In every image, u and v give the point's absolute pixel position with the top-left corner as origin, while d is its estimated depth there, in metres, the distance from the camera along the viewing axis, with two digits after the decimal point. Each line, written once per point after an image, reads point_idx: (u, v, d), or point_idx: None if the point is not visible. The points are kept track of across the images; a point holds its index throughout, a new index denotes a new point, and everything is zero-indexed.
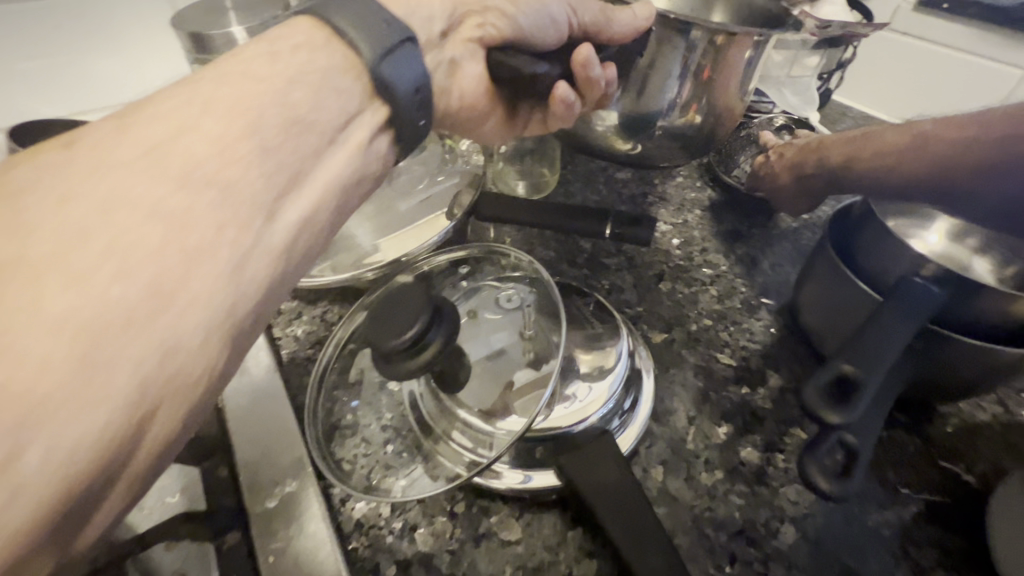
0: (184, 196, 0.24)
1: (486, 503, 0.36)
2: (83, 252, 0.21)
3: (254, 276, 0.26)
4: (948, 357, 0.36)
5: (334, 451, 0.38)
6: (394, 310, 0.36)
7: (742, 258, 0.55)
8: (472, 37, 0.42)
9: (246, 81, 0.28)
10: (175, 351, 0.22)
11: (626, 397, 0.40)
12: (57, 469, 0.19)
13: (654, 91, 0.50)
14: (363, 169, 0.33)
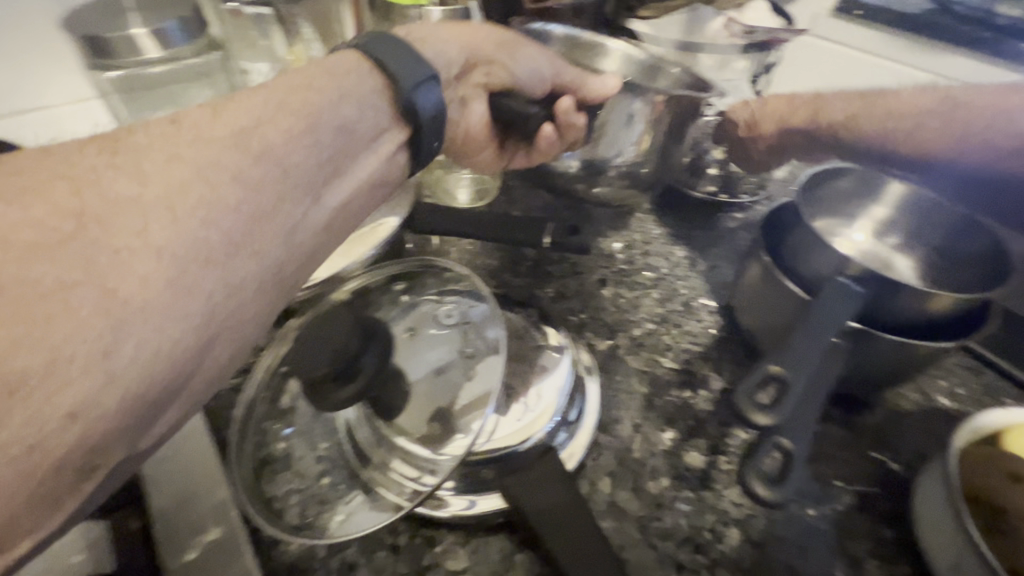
0: (260, 167, 0.26)
1: (430, 533, 0.35)
2: (173, 191, 0.24)
3: (299, 249, 0.28)
4: (876, 352, 0.37)
5: (264, 489, 0.36)
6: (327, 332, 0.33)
7: (683, 260, 0.55)
8: (477, 84, 0.45)
9: (321, 81, 0.31)
10: (234, 296, 0.25)
11: (570, 408, 0.39)
12: (132, 377, 0.21)
13: (609, 141, 0.50)
14: (387, 176, 0.34)
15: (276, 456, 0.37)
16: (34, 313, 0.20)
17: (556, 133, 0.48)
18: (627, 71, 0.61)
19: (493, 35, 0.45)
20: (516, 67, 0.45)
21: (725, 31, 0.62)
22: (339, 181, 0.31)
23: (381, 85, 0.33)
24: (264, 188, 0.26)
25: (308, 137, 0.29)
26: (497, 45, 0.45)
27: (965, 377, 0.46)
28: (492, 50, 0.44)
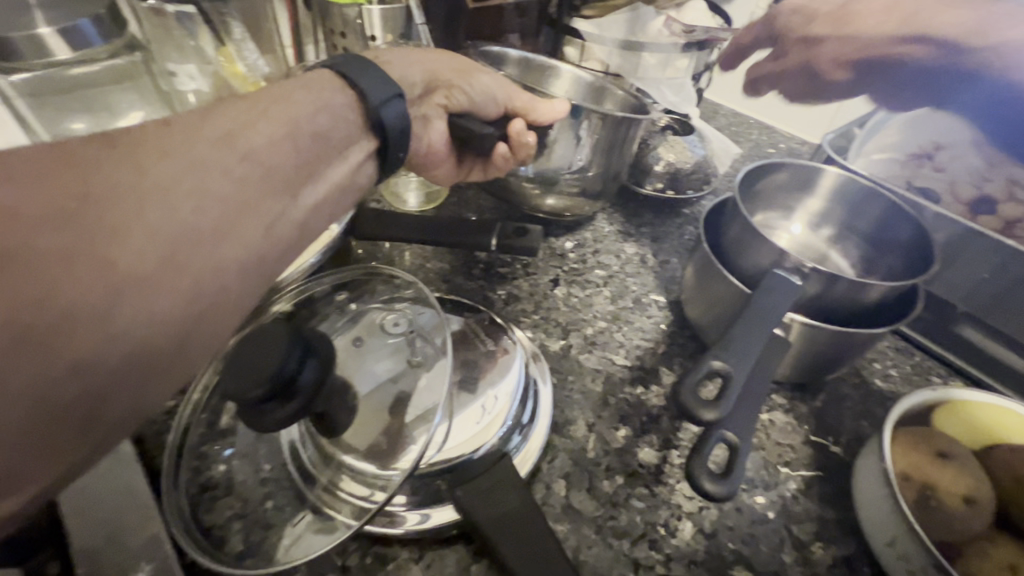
0: (245, 164, 0.25)
1: (382, 551, 0.34)
2: (172, 172, 0.23)
3: (288, 243, 0.27)
4: (815, 340, 0.39)
5: (203, 518, 0.34)
6: (265, 348, 0.31)
7: (634, 257, 0.56)
8: (439, 102, 0.42)
9: (309, 88, 0.31)
10: (226, 282, 0.23)
11: (523, 411, 0.39)
12: (126, 346, 0.20)
13: (557, 157, 0.51)
14: (354, 188, 0.33)
15: (216, 481, 0.35)
16: (29, 281, 0.18)
17: (509, 151, 0.48)
18: (576, 94, 0.63)
19: (449, 58, 0.43)
20: (472, 86, 0.43)
21: (666, 30, 0.63)
22: (323, 179, 0.29)
23: (352, 99, 0.32)
24: (258, 177, 0.25)
25: (297, 135, 0.28)
26: (454, 67, 0.43)
27: (897, 359, 0.49)
28: (449, 70, 0.42)
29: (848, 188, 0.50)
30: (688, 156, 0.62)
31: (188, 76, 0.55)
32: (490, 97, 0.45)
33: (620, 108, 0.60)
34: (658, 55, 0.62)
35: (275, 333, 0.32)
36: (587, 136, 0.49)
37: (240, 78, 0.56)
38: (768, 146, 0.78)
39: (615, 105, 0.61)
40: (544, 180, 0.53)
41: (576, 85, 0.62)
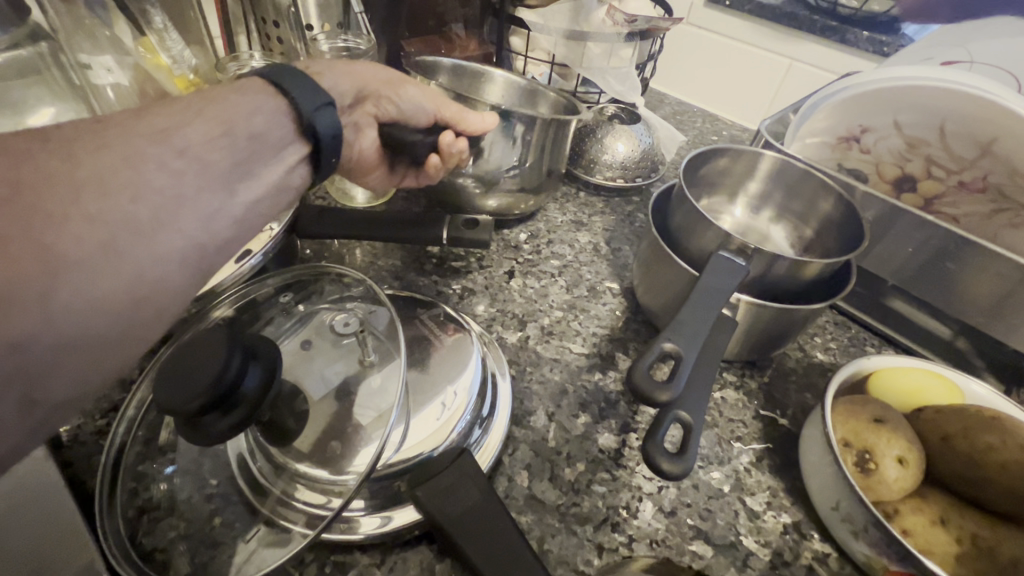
0: (180, 161, 0.24)
1: (341, 559, 0.32)
2: (107, 163, 0.22)
3: (229, 240, 0.25)
4: (760, 319, 0.40)
5: (142, 542, 0.31)
6: (207, 355, 0.30)
7: (587, 245, 0.57)
8: (370, 111, 0.42)
9: (247, 89, 0.29)
10: (167, 269, 0.23)
11: (483, 405, 0.38)
12: (65, 325, 0.20)
13: (491, 158, 0.50)
14: (288, 192, 0.31)
15: (156, 501, 0.33)
16: None
17: (441, 162, 0.47)
18: (509, 98, 0.62)
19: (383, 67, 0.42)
20: (404, 92, 0.42)
21: (610, 20, 0.62)
22: (262, 177, 0.28)
23: (283, 106, 0.30)
24: (195, 173, 0.24)
25: (235, 134, 0.27)
26: (385, 75, 0.41)
27: (836, 332, 0.52)
28: (385, 79, 0.41)
29: (786, 172, 0.53)
30: (636, 143, 0.62)
31: (105, 69, 0.48)
32: (420, 110, 0.43)
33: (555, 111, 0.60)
34: (603, 45, 0.64)
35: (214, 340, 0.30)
36: (521, 138, 0.49)
37: (164, 72, 0.52)
38: (711, 134, 0.80)
39: (547, 109, 0.61)
40: (486, 181, 0.52)
41: (510, 90, 0.62)
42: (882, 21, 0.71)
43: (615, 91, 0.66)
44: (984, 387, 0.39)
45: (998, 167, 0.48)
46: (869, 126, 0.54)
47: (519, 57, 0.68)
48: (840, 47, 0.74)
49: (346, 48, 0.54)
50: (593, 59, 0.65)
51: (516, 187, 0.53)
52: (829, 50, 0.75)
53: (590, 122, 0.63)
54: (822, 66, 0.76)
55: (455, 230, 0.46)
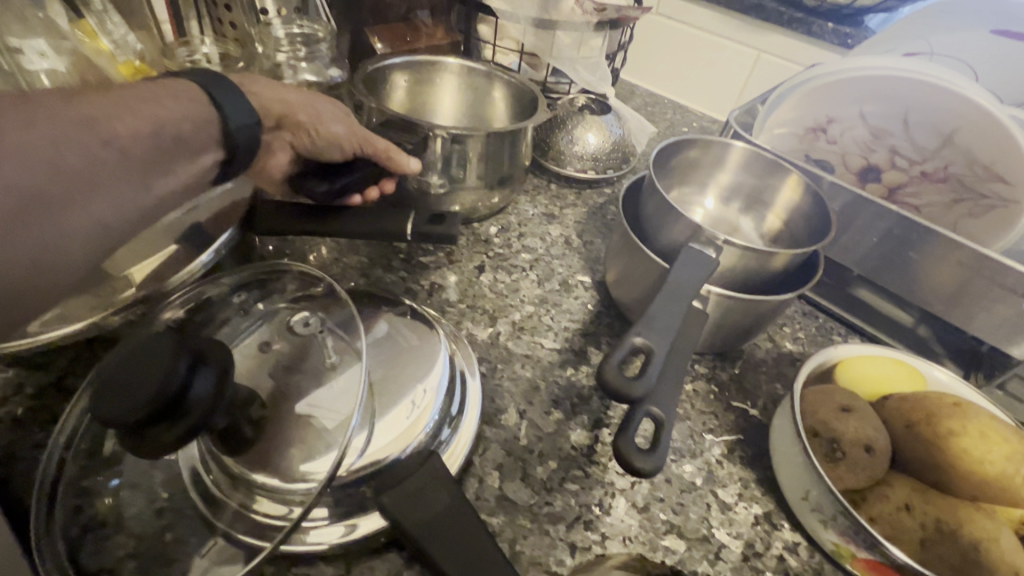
0: (97, 154, 0.23)
1: (303, 570, 0.31)
2: (32, 141, 0.21)
3: (132, 229, 0.26)
4: (730, 311, 0.40)
5: (85, 562, 0.30)
6: (149, 359, 0.27)
7: (558, 239, 0.56)
8: (288, 139, 0.43)
9: (183, 88, 0.28)
10: (70, 246, 0.23)
11: (451, 404, 0.37)
12: None
13: (460, 148, 0.48)
14: (196, 189, 0.30)
15: (101, 517, 0.31)
16: None
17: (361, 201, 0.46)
18: (470, 82, 0.61)
19: (317, 102, 0.44)
20: (328, 122, 0.43)
21: (579, 9, 0.60)
22: (172, 177, 0.27)
23: (215, 117, 0.29)
24: (108, 169, 0.24)
25: (161, 135, 0.26)
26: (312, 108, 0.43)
27: (804, 322, 0.52)
28: (311, 111, 0.43)
29: (755, 161, 0.53)
30: (607, 134, 0.62)
31: (38, 54, 0.44)
32: (336, 143, 0.44)
33: (512, 99, 0.60)
34: (573, 34, 0.63)
35: (156, 342, 0.28)
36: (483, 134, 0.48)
37: (106, 57, 0.49)
38: (682, 125, 0.80)
39: (502, 94, 0.60)
40: (452, 177, 0.50)
41: (465, 75, 0.60)
42: (846, 13, 0.72)
43: (586, 81, 0.66)
44: (946, 373, 0.40)
45: (958, 156, 0.49)
46: (834, 116, 0.55)
47: (489, 46, 0.67)
48: (807, 38, 0.74)
49: (302, 33, 0.52)
50: (562, 49, 0.64)
51: (482, 184, 0.51)
52: (796, 42, 0.75)
53: (561, 113, 0.62)
54: (790, 58, 0.77)
55: (419, 224, 0.44)
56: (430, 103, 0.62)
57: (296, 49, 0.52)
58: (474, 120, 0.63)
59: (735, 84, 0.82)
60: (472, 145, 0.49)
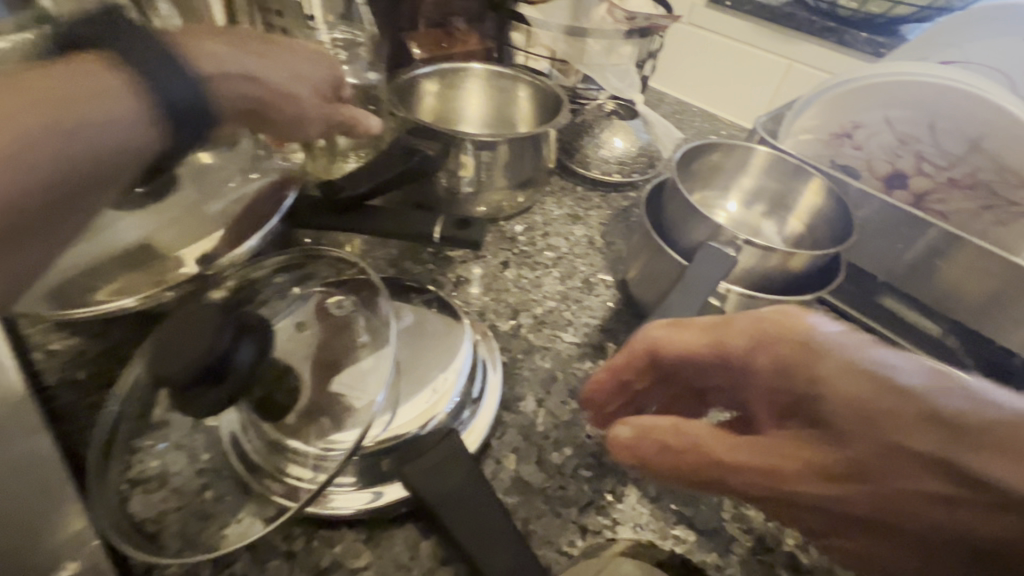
0: (25, 187, 0.24)
1: (329, 533, 0.33)
2: None
3: (69, 243, 0.27)
4: (748, 312, 0.41)
5: (133, 510, 0.32)
6: (202, 329, 0.30)
7: (581, 239, 0.57)
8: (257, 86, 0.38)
9: (100, 81, 0.27)
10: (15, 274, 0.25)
11: (472, 387, 0.39)
12: None
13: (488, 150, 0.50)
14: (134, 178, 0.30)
15: (148, 474, 0.34)
16: None
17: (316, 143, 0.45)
18: (497, 84, 0.63)
19: (278, 57, 0.45)
20: (302, 87, 0.47)
21: (610, 17, 0.63)
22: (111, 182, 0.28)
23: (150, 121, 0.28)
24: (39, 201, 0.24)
25: (78, 152, 0.26)
26: (273, 61, 0.45)
27: None
28: (285, 74, 0.45)
29: (780, 166, 0.53)
30: (633, 139, 0.63)
31: None
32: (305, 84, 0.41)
33: (539, 101, 0.62)
34: (603, 42, 0.65)
35: (207, 317, 0.31)
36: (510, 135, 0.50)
37: None
38: (710, 133, 0.81)
39: (528, 95, 0.62)
40: (480, 178, 0.52)
41: (490, 79, 0.62)
42: (881, 23, 0.72)
43: (614, 88, 0.67)
44: None
45: (986, 162, 0.49)
46: (861, 122, 0.55)
47: (520, 53, 0.70)
48: (839, 49, 0.74)
49: (344, 39, 0.56)
50: (592, 57, 0.66)
51: (509, 184, 0.54)
52: (829, 52, 0.75)
53: (588, 118, 0.64)
54: (822, 68, 0.76)
55: (447, 230, 0.48)
56: (458, 106, 0.65)
57: (338, 53, 0.56)
58: (503, 121, 0.66)
59: (765, 94, 0.82)
60: (498, 150, 0.51)
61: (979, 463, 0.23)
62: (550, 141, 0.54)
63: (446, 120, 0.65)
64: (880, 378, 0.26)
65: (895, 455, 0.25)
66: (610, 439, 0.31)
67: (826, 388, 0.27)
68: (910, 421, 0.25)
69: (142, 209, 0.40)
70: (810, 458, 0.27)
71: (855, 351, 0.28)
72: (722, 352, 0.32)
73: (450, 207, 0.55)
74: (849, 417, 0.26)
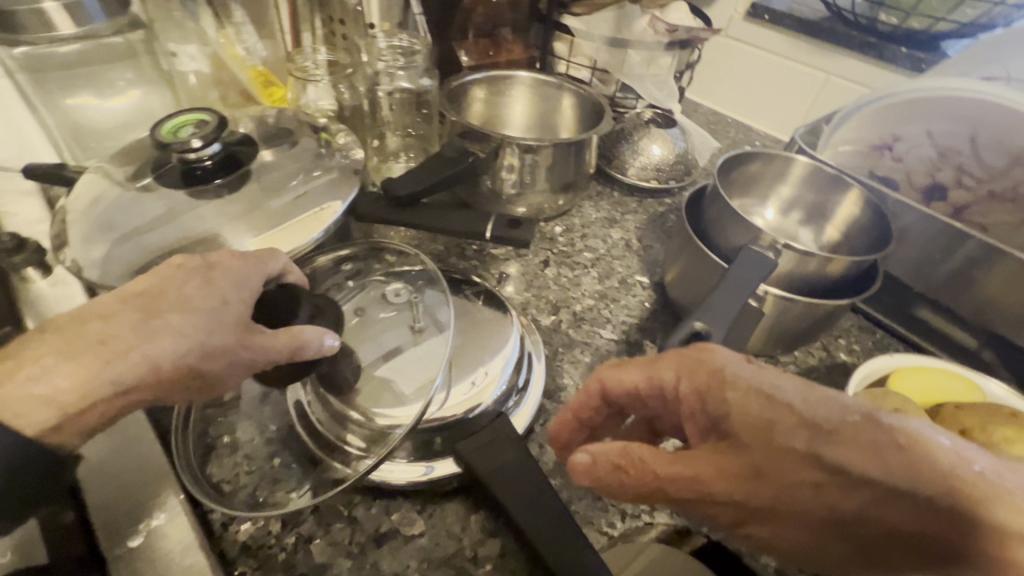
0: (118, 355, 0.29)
1: (387, 501, 0.36)
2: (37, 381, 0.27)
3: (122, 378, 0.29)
4: (785, 314, 0.42)
5: (211, 473, 0.35)
6: (288, 306, 0.34)
7: (618, 242, 0.59)
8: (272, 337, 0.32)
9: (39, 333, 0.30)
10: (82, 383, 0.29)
11: (519, 376, 0.41)
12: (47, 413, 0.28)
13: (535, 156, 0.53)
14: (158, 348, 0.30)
15: (223, 441, 0.37)
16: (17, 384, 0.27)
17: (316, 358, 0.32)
18: (540, 92, 0.66)
19: (144, 323, 0.30)
20: (160, 355, 0.30)
21: (651, 29, 0.65)
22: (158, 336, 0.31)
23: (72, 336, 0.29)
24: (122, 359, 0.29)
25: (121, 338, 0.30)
26: (191, 322, 0.31)
27: (860, 335, 0.53)
28: (132, 370, 0.29)
29: (819, 176, 0.55)
30: (671, 147, 0.65)
31: (189, 57, 0.54)
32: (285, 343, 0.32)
33: (582, 109, 0.64)
34: (644, 53, 0.67)
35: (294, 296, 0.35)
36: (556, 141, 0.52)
37: (239, 62, 0.57)
38: (744, 143, 0.83)
39: (571, 103, 0.65)
40: (524, 181, 0.55)
41: (534, 87, 0.65)
42: (921, 38, 0.72)
43: (654, 97, 0.69)
44: (1001, 388, 0.41)
45: None
46: (900, 134, 0.56)
47: (561, 61, 0.72)
48: (877, 63, 0.75)
49: (401, 46, 0.57)
50: (632, 67, 0.68)
51: (551, 188, 0.56)
52: (866, 66, 0.76)
53: (627, 126, 0.66)
54: (859, 81, 0.77)
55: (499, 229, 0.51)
56: (503, 112, 0.67)
57: (396, 60, 0.57)
58: (543, 127, 0.68)
59: (800, 106, 0.84)
60: (542, 157, 0.53)
61: (851, 461, 0.25)
62: (592, 147, 0.56)
63: (491, 125, 0.68)
64: (773, 396, 0.27)
65: (779, 456, 0.25)
66: (570, 466, 0.29)
67: (729, 404, 0.27)
68: (797, 428, 0.26)
69: (218, 199, 0.43)
70: (726, 466, 0.26)
71: (753, 372, 0.28)
72: (652, 382, 0.31)
73: (496, 209, 0.58)
74: (752, 430, 0.26)
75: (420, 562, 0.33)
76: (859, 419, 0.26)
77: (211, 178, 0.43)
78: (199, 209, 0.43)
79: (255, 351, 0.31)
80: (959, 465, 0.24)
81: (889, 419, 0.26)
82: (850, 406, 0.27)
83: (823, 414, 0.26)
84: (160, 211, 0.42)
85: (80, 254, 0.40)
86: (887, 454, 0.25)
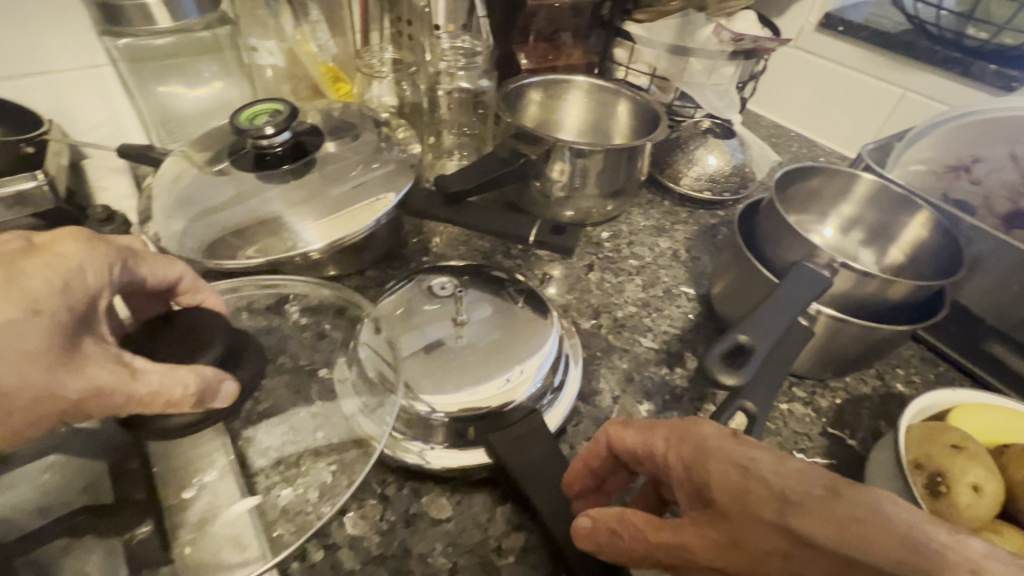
0: None
1: (417, 484, 0.37)
2: None
3: None
4: (838, 336, 0.41)
5: None
6: (185, 342, 0.33)
7: (666, 252, 0.58)
8: (109, 372, 0.29)
9: None
10: None
11: (555, 375, 0.41)
12: None
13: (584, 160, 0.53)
14: None
15: None
16: None
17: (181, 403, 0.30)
18: (596, 98, 0.66)
19: None
20: None
21: (716, 38, 0.64)
22: None
23: None
24: None
25: None
26: None
27: (921, 367, 0.50)
28: None
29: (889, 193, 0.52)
30: (728, 158, 0.64)
31: (268, 53, 0.59)
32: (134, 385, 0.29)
33: (637, 116, 0.64)
34: (706, 62, 0.66)
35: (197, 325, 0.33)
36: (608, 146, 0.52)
37: (311, 58, 0.62)
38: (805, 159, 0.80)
39: (625, 110, 0.65)
40: (573, 187, 0.55)
41: (590, 92, 0.65)
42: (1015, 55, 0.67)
43: (713, 105, 0.68)
44: None
45: None
46: (981, 155, 0.54)
47: (620, 68, 0.72)
48: (962, 80, 0.70)
49: (463, 47, 0.60)
50: (693, 75, 0.67)
51: (601, 194, 0.56)
52: (949, 83, 0.71)
53: (683, 136, 0.65)
54: (940, 99, 0.72)
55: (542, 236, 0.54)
56: (558, 115, 0.68)
57: (456, 60, 0.59)
58: (596, 132, 0.68)
59: (870, 122, 0.80)
60: (593, 164, 0.53)
61: (812, 532, 0.22)
62: (645, 154, 0.55)
63: (546, 127, 0.68)
64: (750, 467, 0.25)
65: (753, 526, 0.24)
66: (574, 529, 0.30)
67: (709, 475, 0.26)
68: (767, 498, 0.24)
69: (282, 183, 0.46)
70: (707, 536, 0.25)
71: (735, 442, 0.27)
72: (647, 449, 0.29)
73: (541, 212, 0.58)
74: (731, 499, 0.25)
75: (446, 545, 0.34)
76: (824, 490, 0.24)
77: (279, 164, 0.46)
78: (267, 192, 0.45)
79: (89, 390, 0.28)
80: (923, 534, 0.22)
81: (854, 492, 0.23)
82: (818, 475, 0.24)
83: (790, 484, 0.24)
84: (230, 193, 0.45)
85: (161, 227, 0.43)
86: (846, 526, 0.22)
